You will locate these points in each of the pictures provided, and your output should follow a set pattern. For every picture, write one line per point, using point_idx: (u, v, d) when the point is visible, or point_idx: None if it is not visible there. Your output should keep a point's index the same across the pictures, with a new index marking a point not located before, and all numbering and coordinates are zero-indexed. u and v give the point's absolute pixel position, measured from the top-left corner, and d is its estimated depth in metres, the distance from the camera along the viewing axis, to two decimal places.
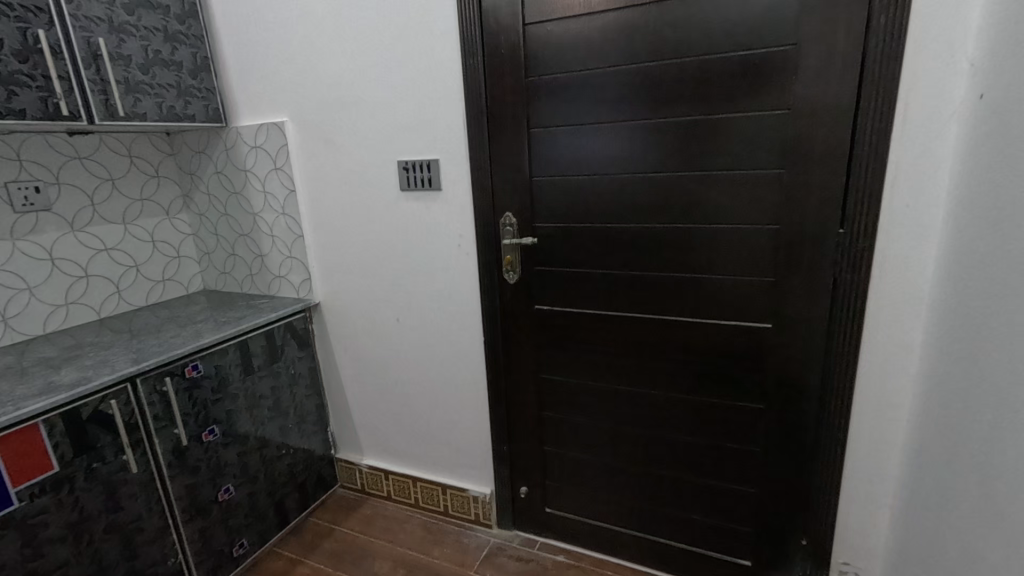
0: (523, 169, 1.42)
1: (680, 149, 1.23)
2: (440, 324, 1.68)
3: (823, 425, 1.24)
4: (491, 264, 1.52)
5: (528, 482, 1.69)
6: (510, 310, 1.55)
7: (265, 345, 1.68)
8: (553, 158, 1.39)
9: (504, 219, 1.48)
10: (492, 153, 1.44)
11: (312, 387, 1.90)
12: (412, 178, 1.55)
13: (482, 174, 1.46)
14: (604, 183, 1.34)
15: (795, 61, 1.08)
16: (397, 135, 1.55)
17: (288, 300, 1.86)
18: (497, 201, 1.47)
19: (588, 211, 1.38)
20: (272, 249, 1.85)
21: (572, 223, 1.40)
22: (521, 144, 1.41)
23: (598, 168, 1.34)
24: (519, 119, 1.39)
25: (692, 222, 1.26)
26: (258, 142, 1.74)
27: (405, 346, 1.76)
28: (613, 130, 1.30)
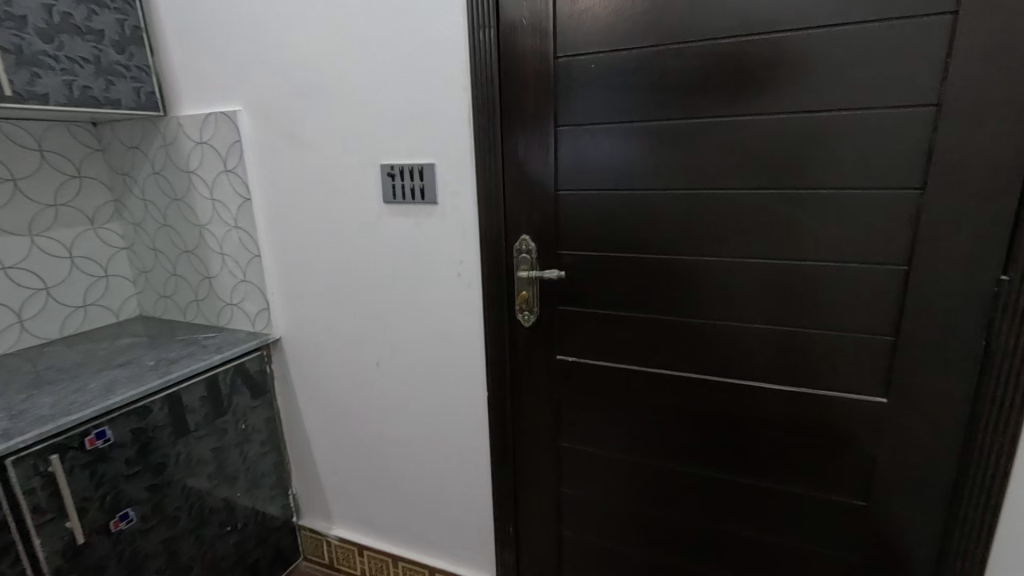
0: (547, 180, 1.09)
1: (767, 158, 0.91)
2: (432, 371, 1.32)
3: (952, 535, 0.92)
4: (501, 301, 1.18)
5: (539, 571, 1.34)
6: (523, 359, 1.22)
7: (206, 397, 1.30)
8: (587, 167, 1.05)
9: (519, 245, 1.14)
10: (506, 158, 1.11)
11: (271, 443, 1.53)
12: (399, 187, 1.20)
13: (492, 185, 1.12)
14: (657, 203, 1.00)
15: (949, 38, 0.77)
16: (381, 132, 1.20)
17: (241, 334, 1.49)
18: (511, 220, 1.14)
19: (634, 237, 1.04)
20: (222, 270, 1.48)
21: (611, 252, 1.07)
22: (546, 148, 1.07)
23: (651, 181, 1.00)
24: (543, 115, 1.06)
25: (779, 258, 0.94)
26: (204, 137, 1.38)
27: (387, 395, 1.41)
28: (673, 133, 0.96)
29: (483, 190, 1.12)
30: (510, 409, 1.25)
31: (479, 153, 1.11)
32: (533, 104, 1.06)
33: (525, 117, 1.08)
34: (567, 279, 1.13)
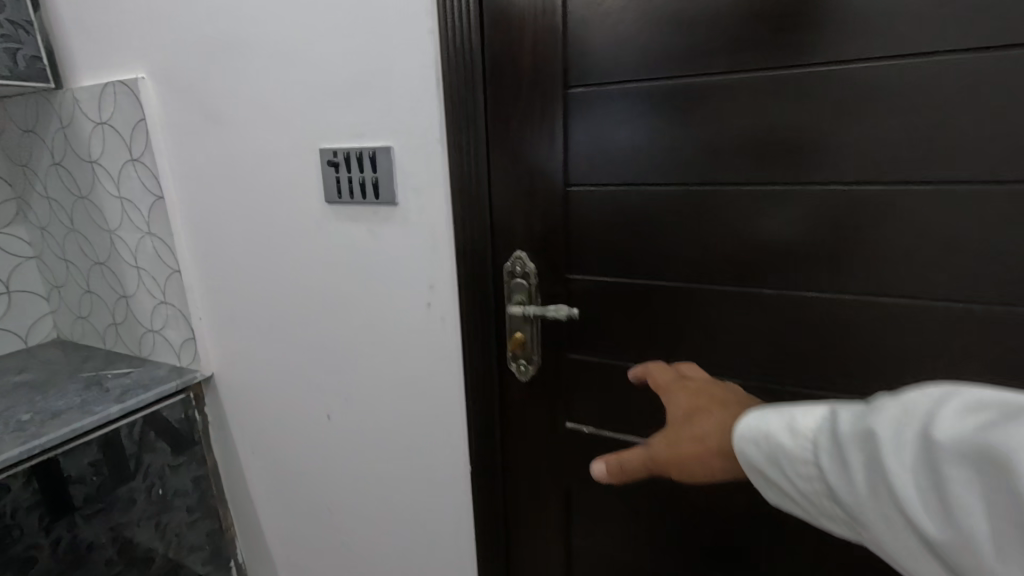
0: (553, 170, 0.75)
1: (912, 133, 0.56)
2: (399, 429, 0.98)
3: None
4: (488, 342, 0.83)
5: None
6: (519, 419, 0.88)
7: (99, 461, 0.98)
8: (613, 152, 0.71)
9: (511, 263, 0.79)
10: (493, 140, 0.76)
11: (204, 511, 1.19)
12: (346, 182, 0.85)
13: (474, 178, 0.77)
14: (723, 205, 0.67)
15: None
16: (320, 103, 0.85)
17: (163, 369, 1.17)
18: (499, 229, 0.80)
19: (686, 255, 0.70)
20: (139, 287, 1.16)
21: (649, 277, 0.73)
22: (550, 124, 0.73)
23: (714, 172, 0.66)
24: (548, 75, 0.72)
25: (924, 296, 0.59)
26: (104, 115, 1.05)
27: (343, 456, 1.07)
28: (754, 97, 0.62)
29: (458, 186, 0.78)
30: (501, 484, 0.91)
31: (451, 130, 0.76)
32: (530, 56, 0.72)
33: (518, 78, 0.73)
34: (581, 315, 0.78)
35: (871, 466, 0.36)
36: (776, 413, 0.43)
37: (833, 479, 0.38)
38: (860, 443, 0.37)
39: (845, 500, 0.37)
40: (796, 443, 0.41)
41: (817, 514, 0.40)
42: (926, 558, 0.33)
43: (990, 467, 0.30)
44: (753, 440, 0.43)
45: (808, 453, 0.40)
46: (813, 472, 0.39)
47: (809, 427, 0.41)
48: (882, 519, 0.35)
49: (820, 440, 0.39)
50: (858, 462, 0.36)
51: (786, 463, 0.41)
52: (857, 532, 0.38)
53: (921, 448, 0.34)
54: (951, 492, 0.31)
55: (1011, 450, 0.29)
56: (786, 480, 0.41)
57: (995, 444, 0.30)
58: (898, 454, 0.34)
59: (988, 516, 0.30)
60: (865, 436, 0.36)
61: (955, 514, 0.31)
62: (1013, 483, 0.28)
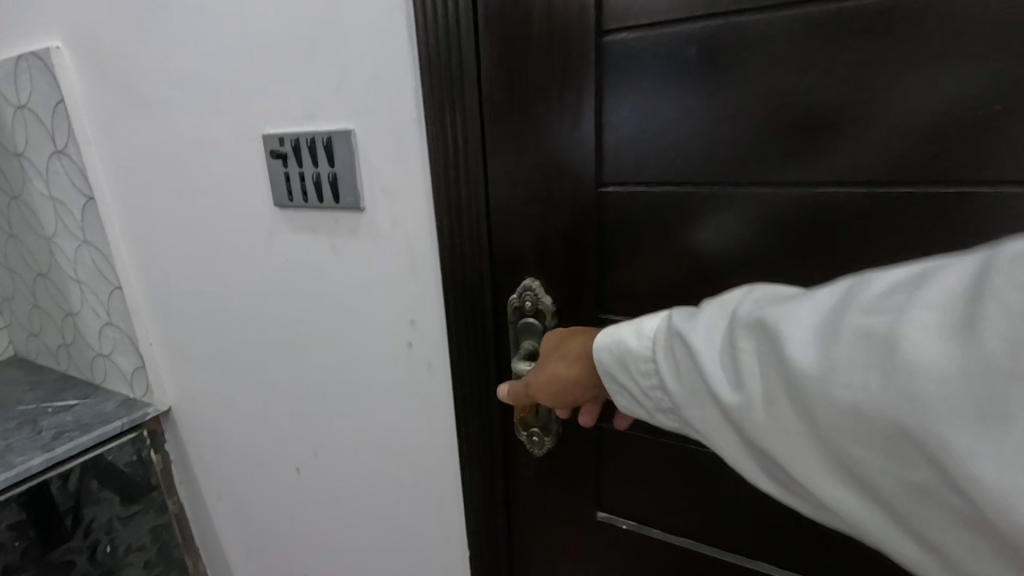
0: (582, 162, 0.51)
1: None
2: (380, 494, 0.77)
3: None
4: (489, 399, 0.62)
5: None
6: (531, 497, 0.66)
7: (22, 524, 0.81)
8: (673, 134, 0.47)
9: (518, 296, 0.57)
10: (493, 118, 0.53)
11: (166, 564, 1.02)
12: (297, 182, 0.63)
13: (470, 177, 0.55)
14: (849, 216, 0.43)
15: None
16: (259, 72, 0.62)
17: (112, 401, 0.99)
18: (503, 246, 0.57)
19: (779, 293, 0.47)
20: (83, 305, 0.98)
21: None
22: (579, 92, 0.49)
23: (836, 168, 0.43)
24: (576, 17, 0.47)
25: None
26: (21, 98, 0.85)
27: (317, 516, 0.87)
28: (916, 42, 0.38)
29: (446, 187, 0.55)
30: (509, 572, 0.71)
31: (433, 106, 0.53)
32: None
33: (530, 24, 0.49)
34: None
35: (689, 358, 0.34)
36: (624, 322, 0.40)
37: (668, 376, 0.36)
38: (678, 339, 0.35)
39: (669, 396, 0.36)
40: (638, 345, 0.38)
41: (652, 414, 0.39)
42: (725, 431, 0.34)
43: (774, 340, 0.30)
44: (606, 348, 0.40)
45: (644, 352, 0.38)
46: (648, 372, 0.38)
47: (648, 326, 0.39)
48: (698, 408, 0.35)
49: (658, 337, 0.37)
50: (680, 356, 0.35)
51: (629, 365, 0.39)
52: (681, 425, 0.38)
53: (728, 335, 0.33)
54: (747, 369, 0.31)
55: (791, 324, 0.29)
56: (623, 382, 0.40)
57: (779, 318, 0.30)
58: (707, 343, 0.33)
59: (779, 392, 0.30)
60: (681, 331, 0.35)
61: (750, 391, 0.31)
62: (788, 352, 0.29)
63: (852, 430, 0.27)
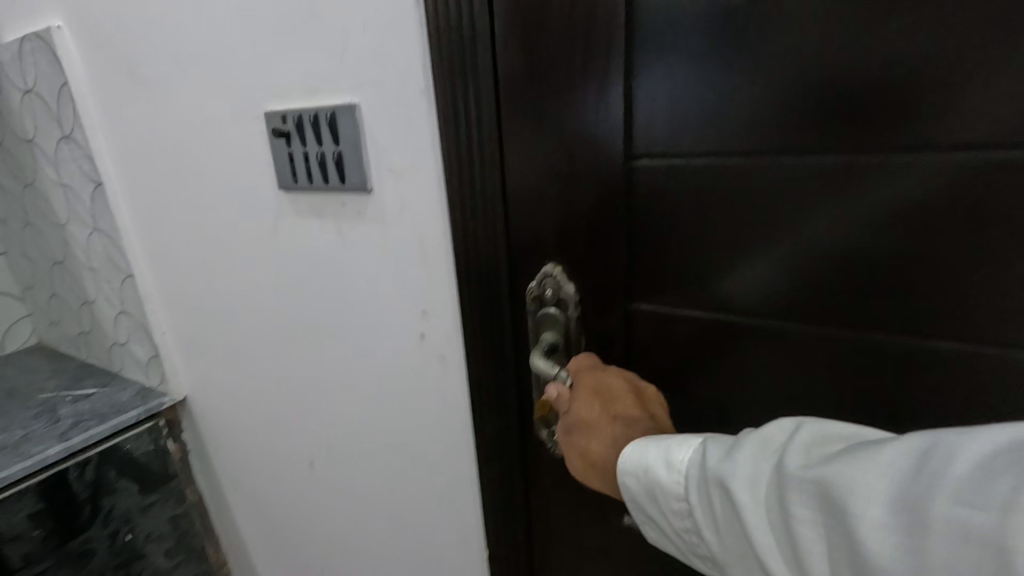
0: (609, 134, 0.46)
1: None
2: (394, 489, 0.74)
3: None
4: (507, 396, 0.57)
5: None
6: (552, 500, 0.62)
7: (41, 513, 0.81)
8: (717, 98, 0.41)
9: (538, 284, 0.52)
10: (510, 86, 0.47)
11: (186, 552, 1.02)
12: (301, 162, 0.59)
13: (485, 154, 0.49)
14: (924, 189, 0.37)
15: None
16: (258, 44, 0.58)
17: (129, 390, 0.98)
18: (521, 230, 0.52)
19: (839, 278, 0.42)
20: (98, 293, 0.96)
21: (764, 313, 0.45)
22: (607, 51, 0.43)
23: (913, 134, 0.37)
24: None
25: None
26: (27, 81, 0.83)
27: (332, 509, 0.85)
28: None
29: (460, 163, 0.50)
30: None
31: (445, 71, 0.48)
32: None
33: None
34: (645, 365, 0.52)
35: (729, 505, 0.35)
36: (652, 445, 0.41)
37: (704, 525, 0.38)
38: (717, 484, 0.36)
39: (706, 542, 0.38)
40: (668, 477, 0.40)
41: (685, 549, 0.41)
42: None
43: (813, 512, 0.31)
44: (632, 474, 0.41)
45: (676, 488, 0.39)
46: (684, 508, 0.39)
47: (681, 460, 0.40)
48: (741, 555, 0.36)
49: (690, 474, 0.39)
50: (716, 503, 0.36)
51: (660, 499, 0.40)
52: (714, 564, 0.39)
53: (774, 488, 0.33)
54: (786, 536, 0.32)
55: (827, 495, 0.30)
56: (660, 512, 0.41)
57: (830, 488, 0.30)
58: (749, 495, 0.34)
59: (829, 565, 0.31)
60: (721, 478, 0.36)
61: (794, 560, 0.32)
62: (830, 531, 0.30)
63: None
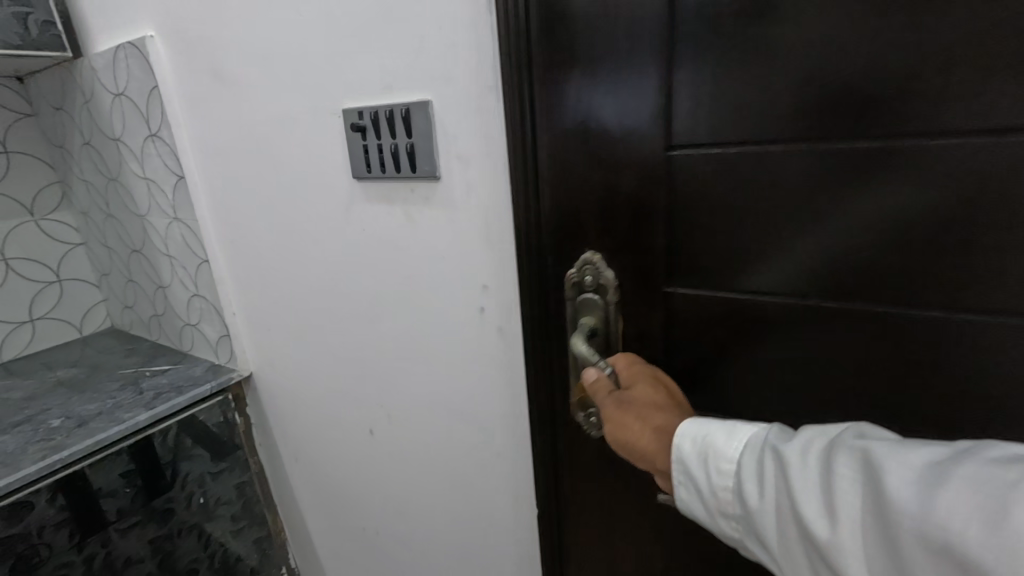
0: (656, 122, 0.51)
1: None
2: (447, 456, 0.81)
3: None
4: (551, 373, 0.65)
5: None
6: (596, 462, 0.67)
7: (131, 472, 0.90)
8: (757, 87, 0.46)
9: (577, 271, 0.59)
10: (565, 79, 0.53)
11: (249, 517, 1.11)
12: (376, 152, 0.66)
13: (545, 141, 0.56)
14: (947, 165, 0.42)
15: None
16: (340, 48, 0.65)
17: (201, 367, 1.07)
18: (573, 211, 0.57)
19: (869, 249, 0.46)
20: (174, 278, 1.06)
21: (798, 284, 0.50)
22: (657, 46, 0.49)
23: (938, 115, 0.41)
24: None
25: None
26: (120, 84, 0.93)
27: (388, 477, 0.92)
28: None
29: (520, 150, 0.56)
30: (574, 537, 0.73)
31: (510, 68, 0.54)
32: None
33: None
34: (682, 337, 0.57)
35: (779, 470, 0.38)
36: (716, 422, 0.44)
37: (749, 487, 0.40)
38: (773, 452, 0.39)
39: (745, 502, 0.40)
40: (725, 444, 0.42)
41: (717, 517, 0.43)
42: (797, 546, 0.36)
43: (874, 474, 0.33)
44: (689, 436, 0.44)
45: (729, 454, 0.42)
46: (729, 474, 0.41)
47: (743, 433, 0.42)
48: (775, 519, 0.38)
49: (749, 444, 0.41)
50: (772, 466, 0.39)
51: (710, 461, 0.43)
52: (744, 532, 0.41)
53: (825, 454, 0.37)
54: (838, 492, 0.34)
55: (891, 462, 0.33)
56: (699, 476, 0.43)
57: (881, 452, 0.33)
58: (802, 458, 0.37)
59: (868, 526, 0.33)
60: (777, 447, 0.39)
61: (838, 514, 0.34)
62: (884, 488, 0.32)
63: (927, 561, 0.30)
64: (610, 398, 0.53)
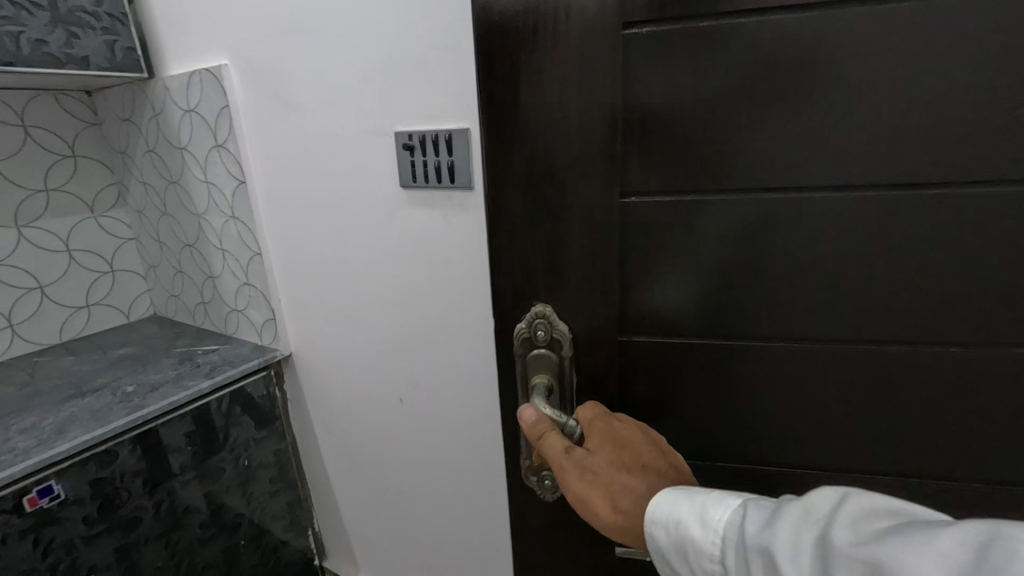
0: (616, 172, 0.59)
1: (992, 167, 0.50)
2: (467, 419, 0.97)
3: None
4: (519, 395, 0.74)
5: None
6: None
7: (193, 433, 1.05)
8: (689, 146, 0.57)
9: (528, 330, 0.68)
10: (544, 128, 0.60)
11: (283, 480, 1.26)
12: (422, 166, 0.83)
13: (522, 183, 0.63)
14: (837, 208, 0.55)
15: None
16: (395, 84, 0.82)
17: (246, 348, 1.22)
18: (546, 251, 0.65)
19: (775, 279, 0.59)
20: (225, 269, 1.22)
21: (719, 308, 0.62)
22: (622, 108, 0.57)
23: (850, 169, 0.53)
24: (615, 38, 0.55)
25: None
26: (191, 102, 1.09)
27: (413, 441, 1.07)
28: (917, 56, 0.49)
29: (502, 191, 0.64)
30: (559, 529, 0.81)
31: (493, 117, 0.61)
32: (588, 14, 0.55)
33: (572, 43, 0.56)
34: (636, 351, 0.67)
35: (767, 564, 0.42)
36: (693, 514, 0.50)
37: None
38: (761, 552, 0.42)
39: None
40: (705, 537, 0.48)
41: None
42: None
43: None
44: (675, 532, 0.50)
45: (718, 548, 0.47)
46: (716, 567, 0.48)
47: (716, 522, 0.48)
48: None
49: (727, 536, 0.47)
50: (759, 562, 0.42)
51: (700, 554, 0.49)
52: None
53: (814, 550, 0.39)
54: None
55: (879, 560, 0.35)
56: (687, 566, 0.50)
57: (867, 550, 0.36)
58: (797, 570, 0.39)
59: None
60: (761, 543, 0.43)
61: None
62: None
63: None
64: (572, 466, 0.62)
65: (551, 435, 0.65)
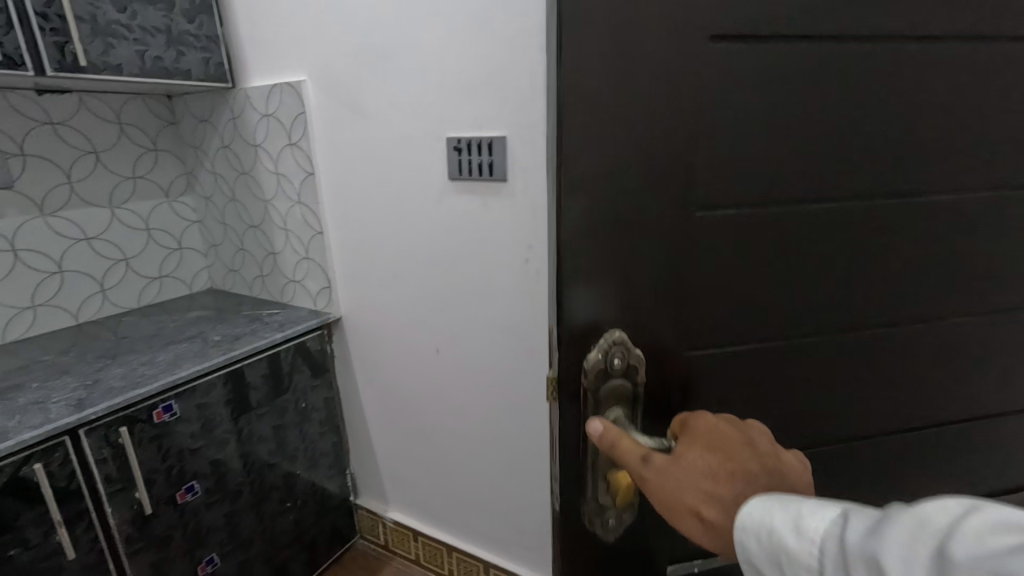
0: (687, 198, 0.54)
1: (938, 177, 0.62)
2: (492, 364, 1.23)
3: None
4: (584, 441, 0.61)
5: None
6: None
7: (268, 374, 1.29)
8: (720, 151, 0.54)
9: (603, 355, 0.57)
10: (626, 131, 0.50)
11: (329, 423, 1.50)
12: (467, 162, 1.09)
13: (591, 187, 0.51)
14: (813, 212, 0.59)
15: None
16: (448, 100, 1.08)
17: (303, 312, 1.47)
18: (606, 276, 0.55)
19: (768, 286, 0.61)
20: (286, 246, 1.47)
21: (717, 318, 0.61)
22: (694, 110, 0.51)
23: (847, 179, 0.59)
24: (693, 43, 0.49)
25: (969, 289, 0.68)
26: (270, 109, 1.35)
27: (445, 384, 1.32)
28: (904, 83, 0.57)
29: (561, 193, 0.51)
30: None
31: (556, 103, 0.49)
32: (680, 15, 0.48)
33: (666, 34, 0.48)
34: (677, 371, 0.61)
35: None
36: (779, 508, 0.44)
37: None
38: (867, 560, 0.36)
39: None
40: (797, 545, 0.41)
41: None
42: None
43: None
44: (752, 529, 0.45)
45: (804, 552, 0.40)
46: None
47: (814, 529, 0.41)
48: None
49: (824, 544, 0.39)
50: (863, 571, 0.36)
51: (790, 563, 0.41)
52: None
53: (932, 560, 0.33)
54: None
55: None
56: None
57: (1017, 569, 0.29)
58: None
59: None
60: (876, 554, 0.35)
61: None
62: None
63: None
64: (650, 470, 0.53)
65: (626, 441, 0.55)
